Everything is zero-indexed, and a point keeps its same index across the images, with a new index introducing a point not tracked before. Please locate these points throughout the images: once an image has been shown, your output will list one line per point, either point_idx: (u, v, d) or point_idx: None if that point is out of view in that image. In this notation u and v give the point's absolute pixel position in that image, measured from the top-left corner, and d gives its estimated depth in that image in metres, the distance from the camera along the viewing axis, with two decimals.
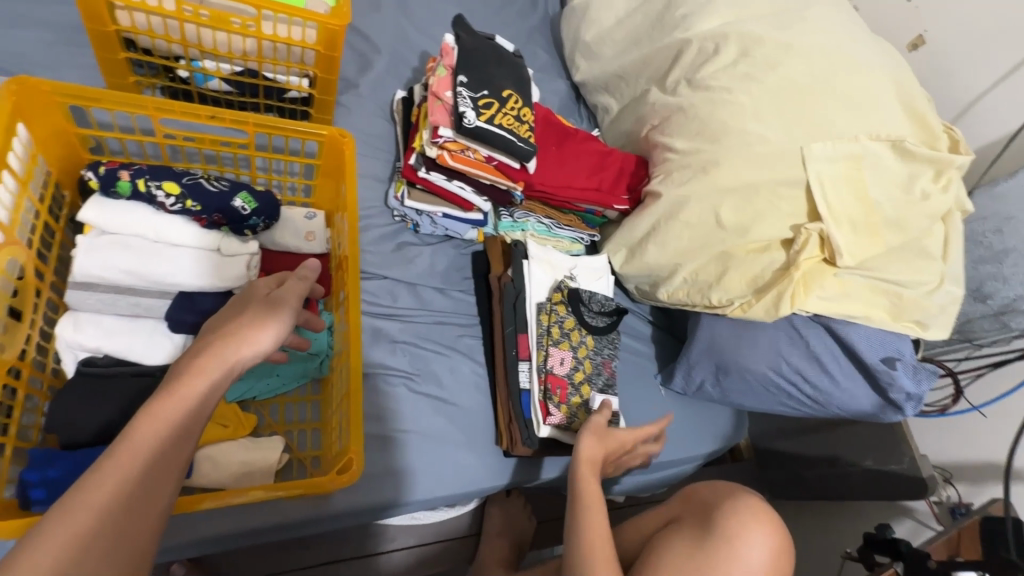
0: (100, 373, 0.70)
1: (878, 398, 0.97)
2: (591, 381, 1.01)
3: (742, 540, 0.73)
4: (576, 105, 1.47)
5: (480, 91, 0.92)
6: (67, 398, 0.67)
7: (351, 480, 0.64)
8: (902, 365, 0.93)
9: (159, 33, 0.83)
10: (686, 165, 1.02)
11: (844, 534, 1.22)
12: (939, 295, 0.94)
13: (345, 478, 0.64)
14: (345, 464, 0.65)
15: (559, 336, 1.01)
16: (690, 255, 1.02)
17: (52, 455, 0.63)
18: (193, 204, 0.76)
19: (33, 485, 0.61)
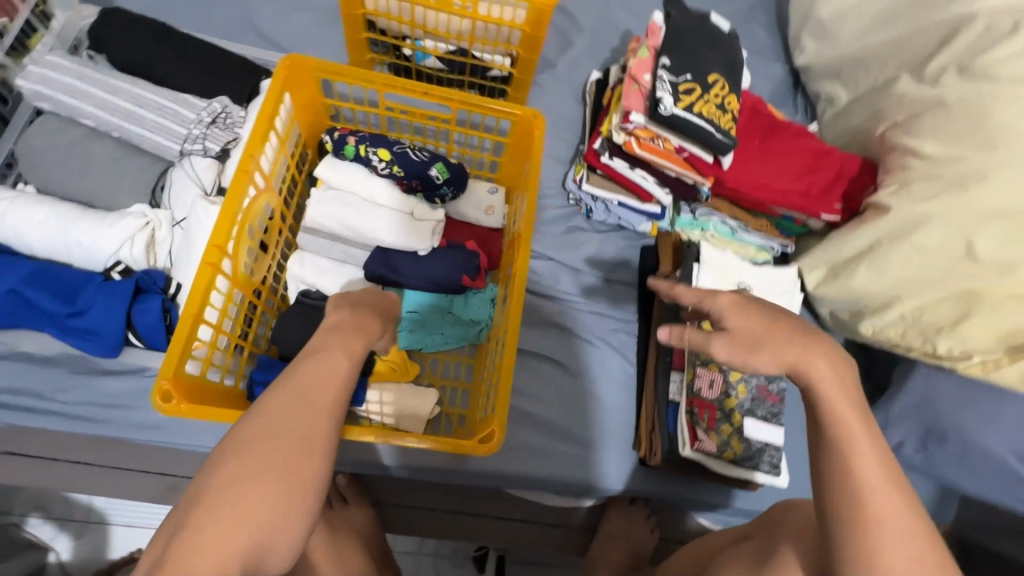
0: (309, 303, 0.83)
1: None
2: (741, 408, 0.89)
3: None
4: (792, 94, 1.28)
5: (683, 75, 0.85)
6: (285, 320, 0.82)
7: (489, 451, 0.64)
8: None
9: (393, 15, 0.93)
10: (934, 176, 0.82)
11: None
12: None
13: (484, 447, 0.64)
14: (488, 434, 0.67)
15: (708, 356, 0.91)
16: (919, 288, 0.83)
17: (271, 362, 0.78)
18: (398, 170, 0.85)
19: (258, 383, 0.75)
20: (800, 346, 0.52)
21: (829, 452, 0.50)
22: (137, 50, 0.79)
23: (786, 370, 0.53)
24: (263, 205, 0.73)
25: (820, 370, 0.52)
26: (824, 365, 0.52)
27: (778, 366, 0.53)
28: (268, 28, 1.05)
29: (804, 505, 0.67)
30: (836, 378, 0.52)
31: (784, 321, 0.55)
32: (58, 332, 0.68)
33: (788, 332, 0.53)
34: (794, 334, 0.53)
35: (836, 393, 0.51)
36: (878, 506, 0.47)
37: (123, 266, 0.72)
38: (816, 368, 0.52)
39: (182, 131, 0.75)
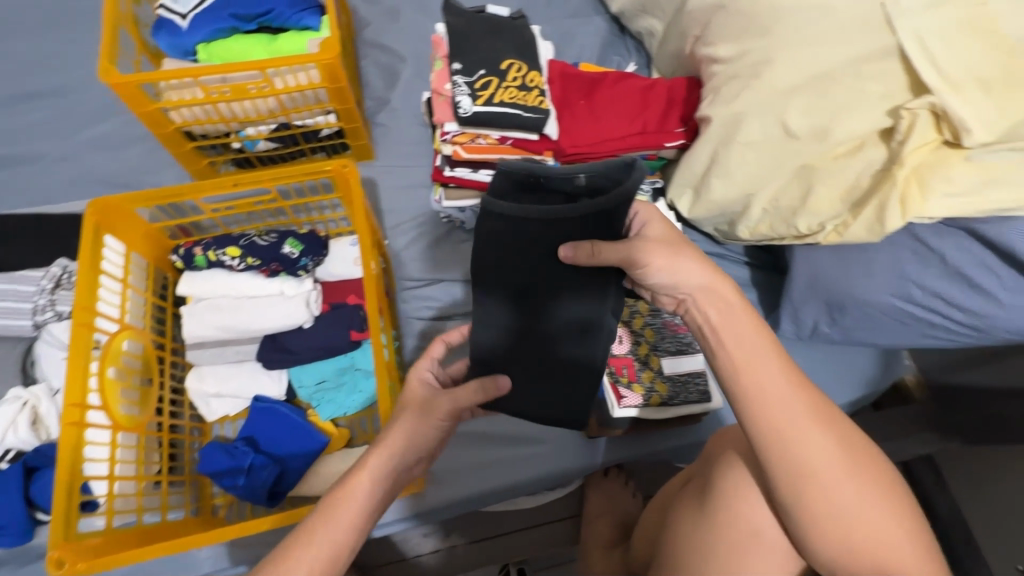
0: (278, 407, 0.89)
1: None
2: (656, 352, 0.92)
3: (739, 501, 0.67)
4: (621, 39, 1.32)
5: (476, 72, 0.87)
6: (205, 456, 0.84)
7: None
8: None
9: (204, 119, 0.96)
10: (734, 75, 0.84)
11: None
12: None
13: None
14: None
15: None
16: (764, 180, 0.84)
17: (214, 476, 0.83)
18: (253, 259, 0.88)
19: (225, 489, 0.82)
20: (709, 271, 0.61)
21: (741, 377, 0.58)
22: None
23: (706, 284, 0.61)
24: (122, 344, 0.76)
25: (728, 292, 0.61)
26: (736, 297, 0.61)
27: (697, 278, 0.61)
28: (108, 173, 1.08)
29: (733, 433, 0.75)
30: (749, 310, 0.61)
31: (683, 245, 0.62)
32: None
33: (690, 260, 0.61)
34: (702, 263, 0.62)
35: (738, 311, 0.60)
36: (797, 420, 0.56)
37: (14, 452, 0.73)
38: (730, 300, 0.61)
39: (28, 305, 0.78)
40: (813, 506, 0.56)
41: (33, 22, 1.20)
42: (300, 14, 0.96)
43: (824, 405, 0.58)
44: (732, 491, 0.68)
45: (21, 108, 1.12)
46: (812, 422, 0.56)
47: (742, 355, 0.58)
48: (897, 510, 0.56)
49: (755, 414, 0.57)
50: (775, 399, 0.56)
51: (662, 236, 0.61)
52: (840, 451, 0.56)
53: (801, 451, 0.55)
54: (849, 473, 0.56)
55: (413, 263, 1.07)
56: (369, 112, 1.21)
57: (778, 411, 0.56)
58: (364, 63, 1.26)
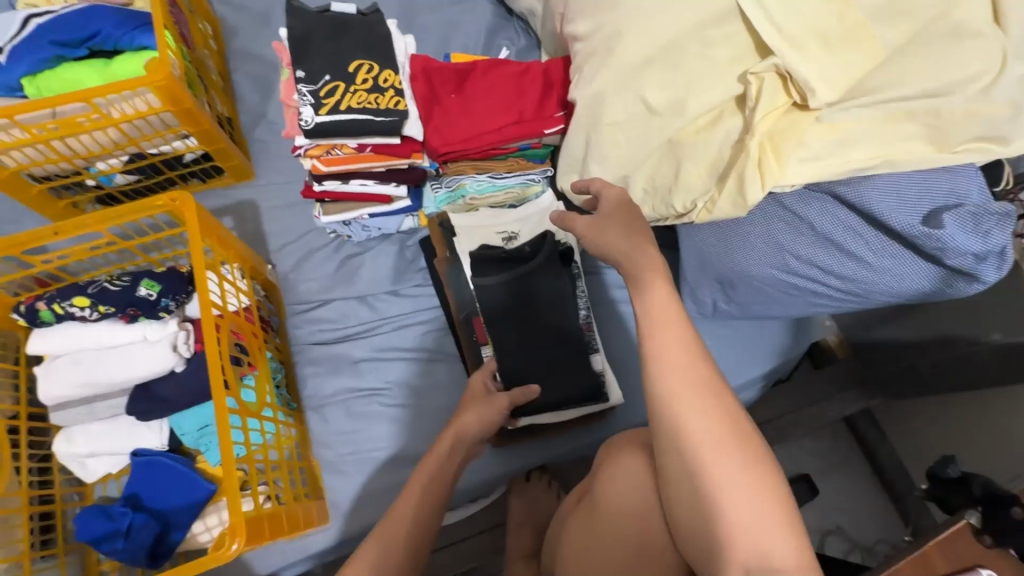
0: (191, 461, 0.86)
1: (939, 269, 0.64)
2: None
3: (629, 515, 0.60)
4: (509, 21, 1.26)
5: (321, 79, 0.81)
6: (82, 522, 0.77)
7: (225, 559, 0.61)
8: (957, 215, 0.59)
9: (41, 160, 0.89)
10: (591, 52, 0.79)
11: (977, 432, 0.93)
12: (1001, 91, 0.57)
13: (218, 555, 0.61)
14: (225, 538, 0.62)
15: None
16: (636, 161, 0.80)
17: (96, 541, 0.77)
18: (105, 307, 0.81)
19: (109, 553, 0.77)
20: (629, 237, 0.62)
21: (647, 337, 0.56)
22: None
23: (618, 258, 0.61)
24: None
25: (649, 264, 0.60)
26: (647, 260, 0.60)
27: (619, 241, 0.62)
28: None
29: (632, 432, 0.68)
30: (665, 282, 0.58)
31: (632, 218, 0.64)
32: None
33: (620, 229, 0.63)
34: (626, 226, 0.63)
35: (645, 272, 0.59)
36: (680, 383, 0.53)
37: None
38: (639, 270, 0.60)
39: None
40: (689, 474, 0.51)
41: None
42: (132, 33, 0.88)
43: (707, 374, 0.54)
44: (624, 501, 0.61)
45: None
46: (702, 386, 0.52)
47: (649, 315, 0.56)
48: (779, 502, 0.48)
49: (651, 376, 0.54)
50: (670, 359, 0.54)
51: (611, 207, 0.65)
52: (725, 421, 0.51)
53: (680, 415, 0.51)
54: (731, 444, 0.50)
55: (301, 286, 1.01)
56: (245, 128, 1.14)
57: (667, 372, 0.53)
58: (235, 76, 1.18)
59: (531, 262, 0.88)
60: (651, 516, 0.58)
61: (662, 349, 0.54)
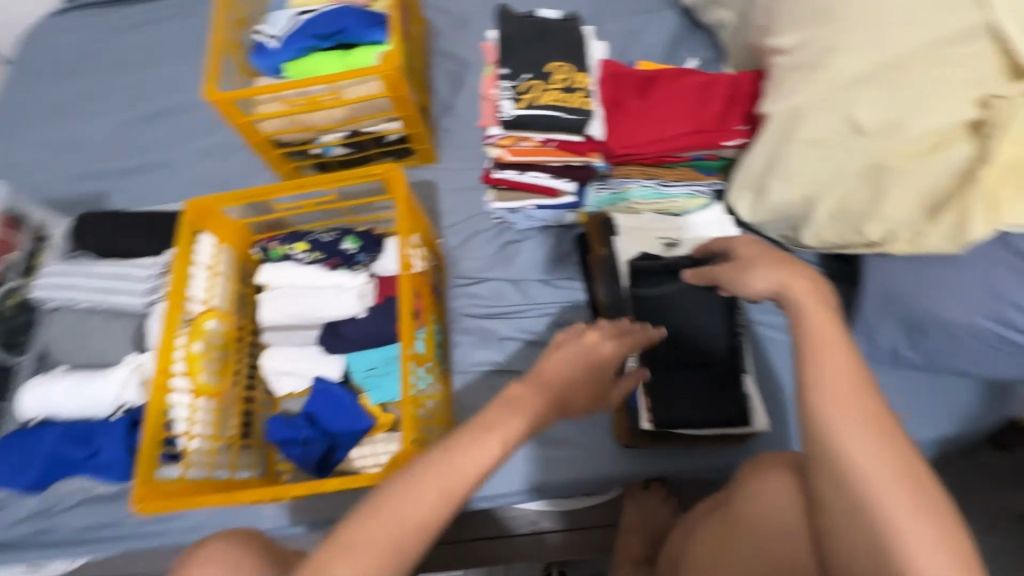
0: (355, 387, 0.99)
1: None
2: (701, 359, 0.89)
3: (765, 531, 0.61)
4: (693, 33, 1.26)
5: (521, 77, 0.89)
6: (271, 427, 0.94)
7: (391, 481, 0.72)
8: None
9: (287, 129, 1.09)
10: (796, 66, 0.77)
11: None
12: None
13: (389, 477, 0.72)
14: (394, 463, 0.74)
15: None
16: (828, 182, 0.76)
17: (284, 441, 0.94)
18: (319, 254, 0.99)
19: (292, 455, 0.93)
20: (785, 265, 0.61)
21: (810, 365, 0.55)
22: (106, 239, 1.00)
23: (774, 290, 0.60)
24: (207, 323, 0.89)
25: (804, 288, 0.59)
26: (805, 283, 0.59)
27: (768, 284, 0.61)
28: (218, 177, 1.28)
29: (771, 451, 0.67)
30: (828, 314, 0.57)
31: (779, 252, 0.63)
32: (89, 473, 0.86)
33: (775, 260, 0.62)
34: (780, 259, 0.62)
35: (814, 305, 0.58)
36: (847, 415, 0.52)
37: (125, 407, 0.88)
38: (800, 299, 0.58)
39: (141, 287, 0.94)
40: (851, 510, 0.52)
41: (167, 51, 1.43)
42: (370, 30, 1.05)
43: (874, 405, 0.53)
44: (761, 515, 0.62)
45: (154, 124, 1.35)
46: (872, 426, 0.52)
47: (813, 345, 0.56)
48: (953, 549, 0.48)
49: (814, 403, 0.54)
50: (837, 394, 0.54)
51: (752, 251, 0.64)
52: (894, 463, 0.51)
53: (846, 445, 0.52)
54: (902, 485, 0.50)
55: (463, 262, 1.11)
56: (435, 117, 1.28)
57: (834, 406, 0.53)
58: (433, 71, 1.33)
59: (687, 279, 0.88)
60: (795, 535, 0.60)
61: (830, 383, 0.54)
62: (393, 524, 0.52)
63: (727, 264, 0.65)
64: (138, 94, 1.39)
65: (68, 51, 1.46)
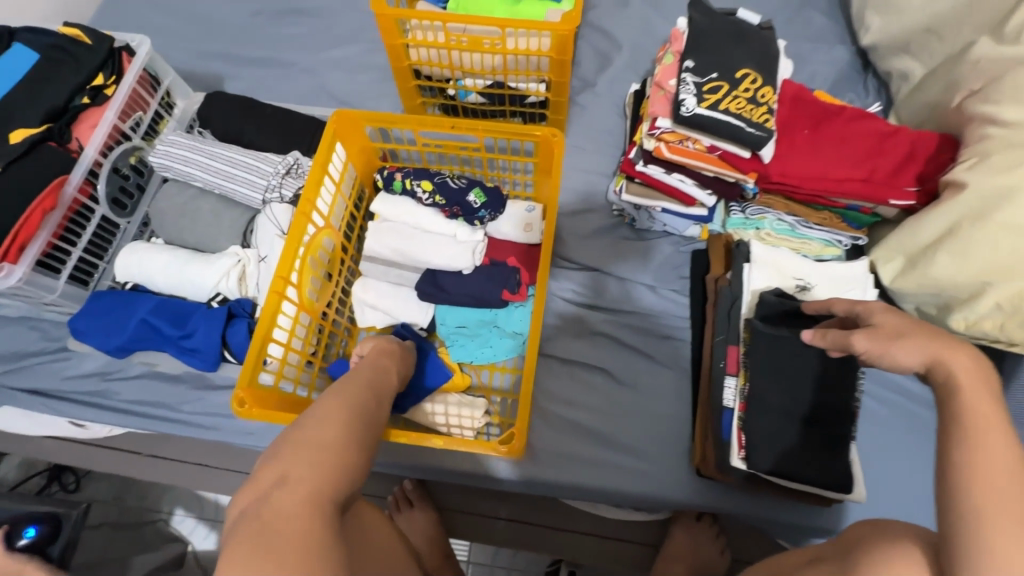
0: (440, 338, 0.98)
1: None
2: None
3: None
4: (861, 76, 1.20)
5: (708, 74, 0.84)
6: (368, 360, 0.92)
7: (506, 452, 0.72)
8: None
9: (435, 62, 1.04)
10: (1017, 143, 0.73)
11: None
12: None
13: (502, 449, 0.71)
14: (508, 436, 0.72)
15: None
16: (1012, 273, 0.73)
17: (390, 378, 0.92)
18: (441, 198, 0.95)
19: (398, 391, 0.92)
20: (943, 338, 0.51)
21: (965, 446, 0.46)
22: (233, 123, 0.97)
23: (926, 363, 0.51)
24: (323, 239, 0.86)
25: (963, 365, 0.49)
26: (967, 359, 0.49)
27: (920, 359, 0.51)
28: (341, 91, 1.25)
29: (895, 527, 0.55)
30: (1001, 411, 0.47)
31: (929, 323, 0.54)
32: (176, 352, 0.84)
33: (928, 330, 0.52)
34: (937, 332, 0.52)
35: (974, 385, 0.48)
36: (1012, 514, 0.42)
37: (222, 297, 0.88)
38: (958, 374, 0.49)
39: (263, 183, 0.91)
40: None
41: None
42: None
43: None
44: None
45: (288, 21, 1.32)
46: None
47: (972, 441, 0.46)
48: None
49: (958, 489, 0.45)
50: (995, 494, 0.43)
51: (900, 318, 0.54)
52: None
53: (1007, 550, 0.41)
54: None
55: (570, 244, 1.07)
56: (572, 90, 1.23)
57: (993, 510, 0.43)
58: (581, 42, 1.28)
59: None
60: None
61: (987, 479, 0.44)
62: (338, 407, 0.54)
63: (868, 332, 0.54)
64: None
65: None
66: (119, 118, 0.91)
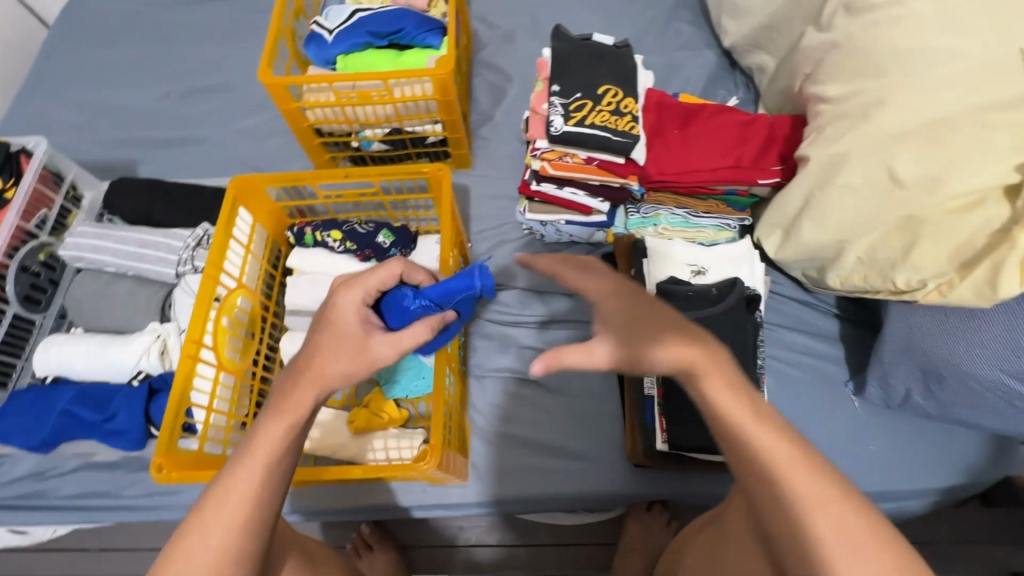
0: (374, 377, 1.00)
1: None
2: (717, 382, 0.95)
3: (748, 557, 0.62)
4: (731, 73, 1.31)
5: (573, 95, 0.92)
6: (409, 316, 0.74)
7: (428, 468, 0.72)
8: None
9: (332, 119, 1.10)
10: (841, 114, 0.80)
11: None
12: None
13: (422, 466, 0.72)
14: (423, 454, 0.74)
15: None
16: (861, 229, 0.79)
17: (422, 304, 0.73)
18: (351, 244, 0.98)
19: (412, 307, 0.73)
20: (670, 343, 0.53)
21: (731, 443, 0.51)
22: (140, 205, 1.00)
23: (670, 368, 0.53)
24: (237, 299, 0.88)
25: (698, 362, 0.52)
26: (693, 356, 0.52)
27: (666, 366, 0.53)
28: (254, 159, 1.29)
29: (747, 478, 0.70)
30: (738, 394, 0.52)
31: (654, 318, 0.55)
32: (101, 437, 0.85)
33: (657, 332, 0.54)
34: (658, 335, 0.54)
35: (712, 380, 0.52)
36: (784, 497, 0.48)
37: (144, 374, 0.89)
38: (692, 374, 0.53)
39: (174, 257, 0.94)
40: None
41: (214, 31, 1.45)
42: (426, 34, 1.08)
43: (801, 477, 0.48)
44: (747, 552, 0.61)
45: (195, 100, 1.37)
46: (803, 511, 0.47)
47: (730, 436, 0.51)
48: None
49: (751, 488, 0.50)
50: (756, 484, 0.50)
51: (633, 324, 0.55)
52: (844, 538, 0.46)
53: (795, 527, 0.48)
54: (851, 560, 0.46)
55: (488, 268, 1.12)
56: (473, 124, 1.30)
57: (770, 498, 0.49)
58: (476, 80, 1.36)
59: (718, 305, 0.90)
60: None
61: (749, 471, 0.50)
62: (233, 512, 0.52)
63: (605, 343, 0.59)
64: (179, 69, 1.41)
65: (115, 20, 1.48)
66: (22, 218, 0.93)
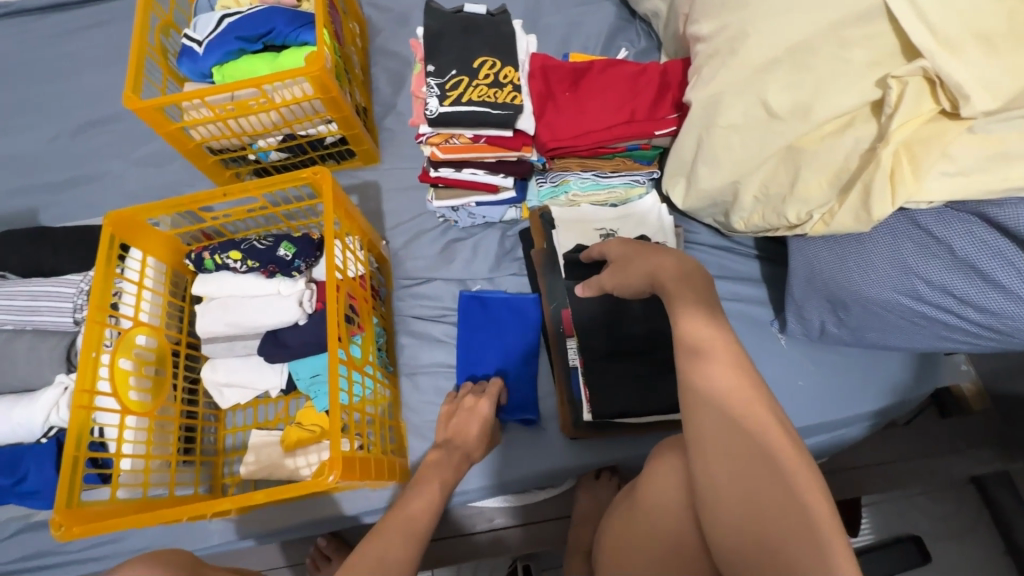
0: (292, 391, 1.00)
1: None
2: None
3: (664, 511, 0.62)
4: (633, 23, 1.27)
5: (448, 73, 0.90)
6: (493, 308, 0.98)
7: (331, 481, 0.70)
8: None
9: (219, 135, 1.06)
10: (712, 53, 0.77)
11: None
12: None
13: (324, 480, 0.70)
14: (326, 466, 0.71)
15: None
16: (749, 166, 0.77)
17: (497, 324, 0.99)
18: (252, 262, 0.94)
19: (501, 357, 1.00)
20: (651, 254, 0.66)
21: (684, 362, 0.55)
22: (29, 255, 0.97)
23: (648, 275, 0.64)
24: (135, 338, 0.86)
25: (669, 267, 0.62)
26: (670, 264, 0.63)
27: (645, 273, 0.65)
28: (158, 187, 1.25)
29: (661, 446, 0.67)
30: (696, 300, 0.58)
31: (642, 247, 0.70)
32: (18, 499, 0.84)
33: (645, 257, 0.67)
34: (639, 251, 0.68)
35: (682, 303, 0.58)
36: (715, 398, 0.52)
37: (56, 428, 0.86)
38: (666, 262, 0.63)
39: (70, 304, 0.91)
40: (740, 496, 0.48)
41: (97, 59, 1.39)
42: (298, 31, 1.03)
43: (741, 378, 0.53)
44: (671, 506, 0.61)
45: (89, 135, 1.32)
46: (733, 432, 0.50)
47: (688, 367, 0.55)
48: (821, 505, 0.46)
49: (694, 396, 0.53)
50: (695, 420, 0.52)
51: (618, 251, 0.74)
52: (770, 429, 0.50)
53: (719, 422, 0.50)
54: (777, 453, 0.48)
55: (408, 263, 1.10)
56: (377, 117, 1.26)
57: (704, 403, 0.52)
58: (375, 70, 1.32)
59: None
60: (685, 524, 0.59)
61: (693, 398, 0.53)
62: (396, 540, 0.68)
63: (614, 271, 0.72)
64: (68, 105, 1.35)
65: None
66: None
